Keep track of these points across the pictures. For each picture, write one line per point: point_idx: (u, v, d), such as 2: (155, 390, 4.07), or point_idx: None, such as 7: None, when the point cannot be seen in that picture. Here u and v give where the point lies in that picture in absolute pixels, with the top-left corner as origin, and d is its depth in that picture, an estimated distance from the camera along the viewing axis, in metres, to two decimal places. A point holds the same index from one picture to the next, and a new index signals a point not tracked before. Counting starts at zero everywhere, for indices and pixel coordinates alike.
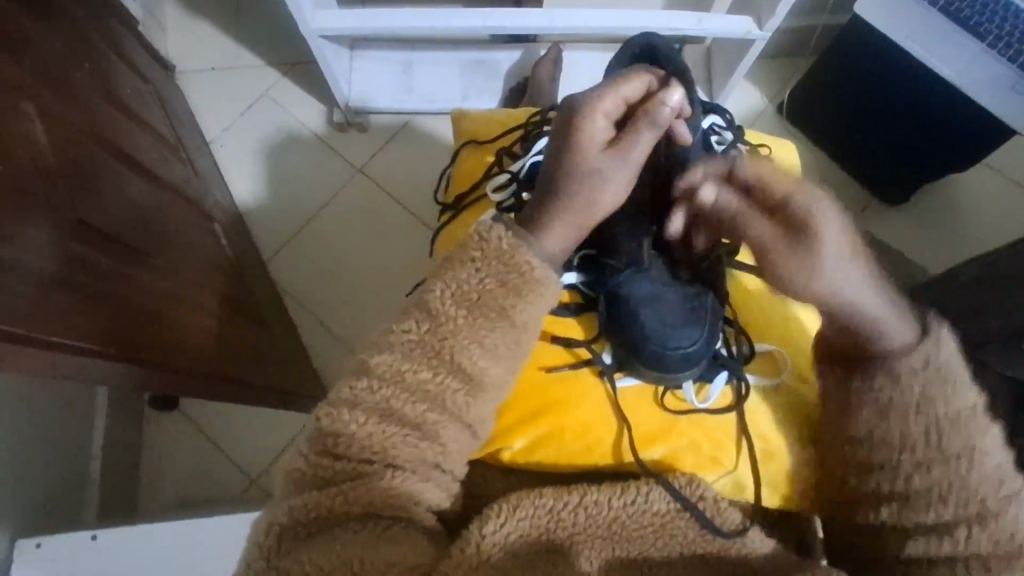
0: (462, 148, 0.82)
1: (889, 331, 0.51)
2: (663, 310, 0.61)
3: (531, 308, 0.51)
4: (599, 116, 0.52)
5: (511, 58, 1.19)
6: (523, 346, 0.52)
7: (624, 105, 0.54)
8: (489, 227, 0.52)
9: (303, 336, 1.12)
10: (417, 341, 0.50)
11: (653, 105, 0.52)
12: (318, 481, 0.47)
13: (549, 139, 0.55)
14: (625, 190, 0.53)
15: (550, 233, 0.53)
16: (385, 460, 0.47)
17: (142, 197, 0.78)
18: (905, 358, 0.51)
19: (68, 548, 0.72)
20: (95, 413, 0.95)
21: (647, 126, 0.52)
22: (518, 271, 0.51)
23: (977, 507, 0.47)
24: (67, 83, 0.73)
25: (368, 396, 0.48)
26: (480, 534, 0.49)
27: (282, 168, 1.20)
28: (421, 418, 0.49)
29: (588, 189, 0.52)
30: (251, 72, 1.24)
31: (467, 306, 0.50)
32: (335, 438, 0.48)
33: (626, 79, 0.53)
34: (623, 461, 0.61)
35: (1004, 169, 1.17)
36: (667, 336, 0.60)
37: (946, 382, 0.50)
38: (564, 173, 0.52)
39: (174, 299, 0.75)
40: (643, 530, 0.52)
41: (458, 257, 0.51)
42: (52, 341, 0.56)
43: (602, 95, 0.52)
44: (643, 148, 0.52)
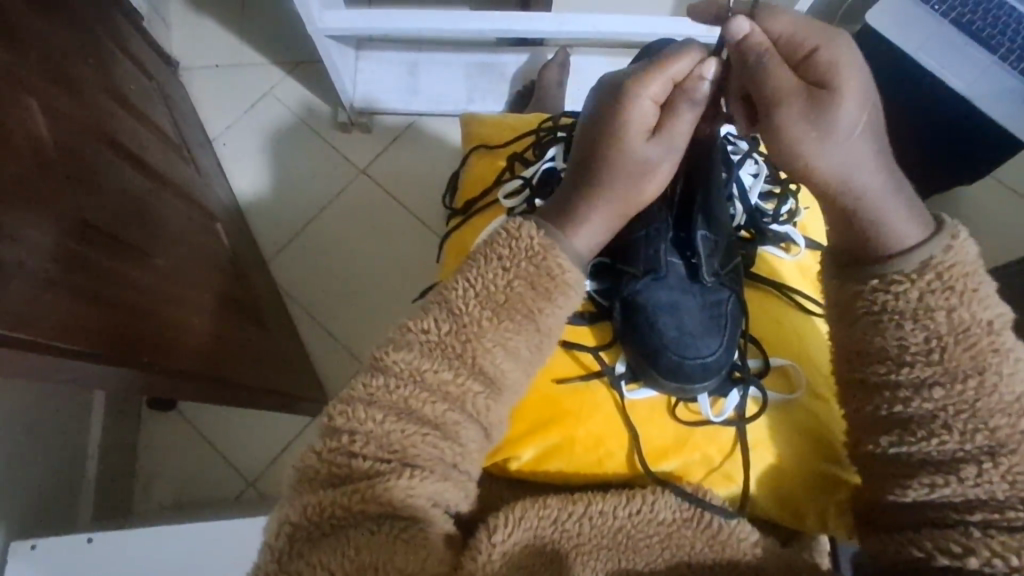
0: (472, 153, 0.81)
1: (904, 238, 0.48)
2: (683, 317, 0.62)
3: (561, 310, 0.51)
4: (646, 100, 0.49)
5: (517, 61, 1.18)
6: (544, 351, 0.52)
7: (670, 84, 0.50)
8: (519, 224, 0.51)
9: (303, 336, 1.10)
10: (438, 342, 0.48)
11: (692, 83, 0.48)
12: (333, 478, 0.46)
13: (586, 123, 0.53)
14: (667, 178, 0.52)
15: (587, 225, 0.52)
16: (403, 459, 0.46)
17: (146, 197, 0.77)
18: (915, 310, 0.46)
19: (64, 551, 0.71)
20: (93, 411, 0.94)
21: (688, 109, 0.49)
22: (549, 272, 0.50)
23: (991, 489, 0.43)
24: (70, 79, 0.73)
25: (384, 395, 0.47)
26: (489, 542, 0.48)
27: (286, 168, 1.19)
28: (441, 418, 0.47)
29: (633, 178, 0.51)
30: (255, 70, 1.23)
31: (493, 307, 0.49)
32: (351, 435, 0.46)
33: (674, 55, 0.49)
34: (632, 475, 0.60)
35: (1010, 183, 1.17)
36: (688, 346, 0.61)
37: (965, 342, 0.45)
38: (606, 158, 0.51)
39: (175, 300, 0.74)
40: (650, 540, 0.51)
41: (485, 252, 0.51)
42: (51, 344, 0.55)
43: (647, 78, 0.49)
44: (687, 131, 0.50)
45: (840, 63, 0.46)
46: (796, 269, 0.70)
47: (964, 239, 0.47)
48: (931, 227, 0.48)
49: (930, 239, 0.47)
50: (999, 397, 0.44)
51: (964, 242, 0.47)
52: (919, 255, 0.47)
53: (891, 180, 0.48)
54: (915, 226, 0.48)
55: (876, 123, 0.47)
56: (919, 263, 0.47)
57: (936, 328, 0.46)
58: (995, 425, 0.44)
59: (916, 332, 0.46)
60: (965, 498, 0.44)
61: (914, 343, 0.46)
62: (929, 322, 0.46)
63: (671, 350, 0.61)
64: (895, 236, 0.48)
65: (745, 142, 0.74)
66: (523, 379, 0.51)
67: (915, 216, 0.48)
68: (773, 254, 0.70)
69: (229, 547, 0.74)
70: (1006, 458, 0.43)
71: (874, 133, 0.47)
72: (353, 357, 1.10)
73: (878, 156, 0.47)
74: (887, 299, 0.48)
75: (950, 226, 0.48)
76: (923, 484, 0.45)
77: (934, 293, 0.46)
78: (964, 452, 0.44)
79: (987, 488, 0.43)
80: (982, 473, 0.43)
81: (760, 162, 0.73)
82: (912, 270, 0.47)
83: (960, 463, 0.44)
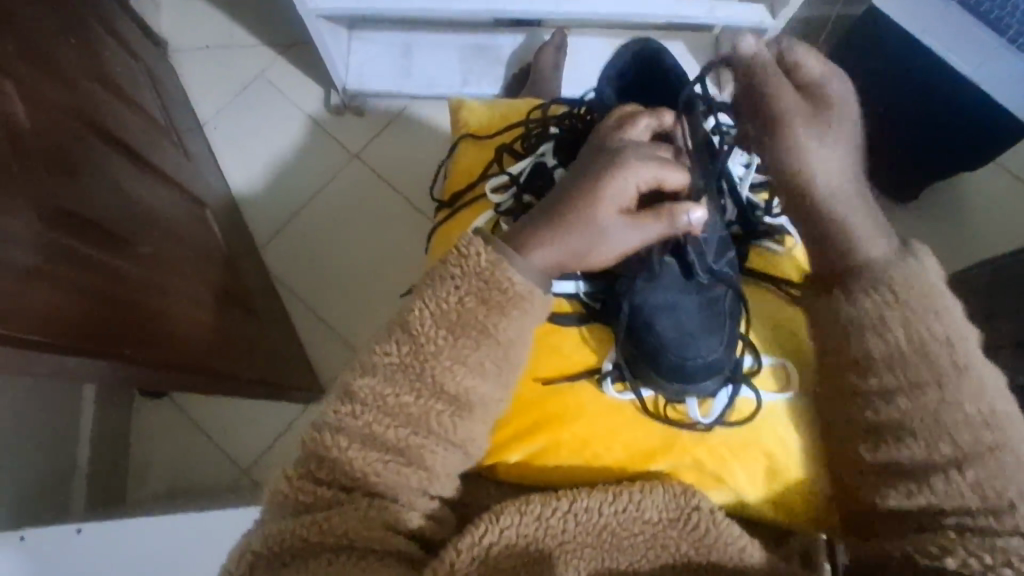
0: (461, 143, 0.79)
1: (878, 255, 0.53)
2: (681, 319, 0.58)
3: (517, 323, 0.52)
4: (631, 182, 0.49)
5: (513, 42, 1.15)
6: (511, 361, 0.52)
7: (659, 186, 0.50)
8: (469, 241, 0.51)
9: (296, 325, 1.10)
10: (399, 363, 0.50)
11: (676, 210, 0.50)
12: (299, 506, 0.48)
13: (578, 160, 0.53)
14: (608, 259, 0.51)
15: (537, 248, 0.51)
16: (364, 487, 0.48)
17: (130, 183, 0.76)
18: (875, 319, 0.52)
19: (52, 541, 0.71)
20: (83, 399, 0.94)
21: (661, 225, 0.50)
22: (499, 288, 0.51)
23: (963, 497, 0.48)
24: (52, 62, 0.71)
25: (351, 421, 0.49)
26: (456, 549, 0.48)
27: (277, 153, 1.17)
28: (405, 443, 0.49)
29: (582, 236, 0.50)
30: (246, 51, 1.20)
31: (447, 326, 0.50)
32: (318, 461, 0.49)
33: (675, 165, 0.50)
34: (621, 475, 0.59)
35: (1016, 168, 1.14)
36: (686, 349, 0.58)
37: (925, 349, 0.51)
38: (573, 204, 0.50)
39: (163, 292, 0.73)
40: (634, 539, 0.50)
41: (439, 273, 0.51)
42: (31, 339, 0.54)
43: (647, 163, 0.49)
44: (647, 237, 0.51)
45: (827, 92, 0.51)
46: (799, 258, 0.68)
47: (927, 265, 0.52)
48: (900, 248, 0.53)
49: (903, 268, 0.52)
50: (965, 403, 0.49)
51: (924, 264, 0.53)
52: (883, 274, 0.52)
53: (867, 197, 0.54)
54: (885, 247, 0.53)
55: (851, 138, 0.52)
56: (890, 294, 0.52)
57: (899, 335, 0.51)
58: (959, 432, 0.49)
59: (881, 337, 0.52)
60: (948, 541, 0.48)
61: (880, 351, 0.52)
62: (891, 332, 0.52)
63: (670, 352, 0.59)
64: (870, 252, 0.53)
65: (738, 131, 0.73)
66: (496, 394, 0.52)
67: (888, 236, 0.54)
68: (767, 249, 0.68)
69: (204, 538, 0.74)
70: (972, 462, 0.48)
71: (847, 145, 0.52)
72: (346, 345, 1.09)
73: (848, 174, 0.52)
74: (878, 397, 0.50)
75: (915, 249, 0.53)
76: (901, 492, 0.50)
77: (893, 312, 0.52)
78: (935, 462, 0.49)
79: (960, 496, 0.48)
80: (951, 481, 0.48)
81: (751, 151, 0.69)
82: (876, 287, 0.52)
83: (932, 472, 0.49)
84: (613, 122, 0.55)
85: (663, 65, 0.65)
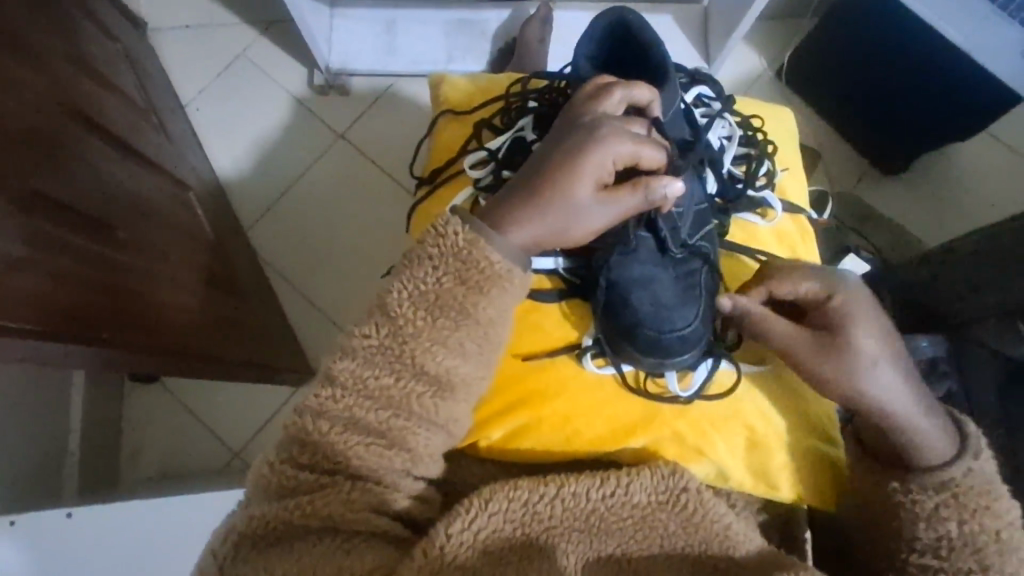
0: (440, 119, 0.78)
1: (934, 456, 0.53)
2: (657, 291, 0.61)
3: (498, 301, 0.51)
4: (610, 158, 0.50)
5: (499, 16, 1.13)
6: (492, 340, 0.52)
7: (636, 162, 0.51)
8: (447, 220, 0.50)
9: (284, 308, 1.09)
10: (378, 346, 0.50)
11: (653, 183, 0.51)
12: (282, 489, 0.48)
13: (551, 137, 0.54)
14: (585, 234, 0.52)
15: (512, 225, 0.51)
16: (348, 470, 0.48)
17: (110, 166, 0.74)
18: (930, 510, 0.52)
19: (42, 525, 0.71)
20: (72, 386, 0.94)
21: (638, 198, 0.52)
22: (477, 267, 0.50)
23: None
24: (24, 43, 0.69)
25: (333, 405, 0.49)
26: (446, 533, 0.47)
27: (261, 134, 1.15)
28: (387, 425, 0.49)
29: (559, 210, 0.51)
30: (226, 30, 1.18)
31: (426, 307, 0.50)
32: (301, 446, 0.49)
33: (653, 145, 0.51)
34: (602, 450, 0.59)
35: (1006, 138, 1.13)
36: (664, 320, 0.60)
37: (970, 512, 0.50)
38: (550, 179, 0.50)
39: (147, 276, 0.73)
40: (623, 522, 0.51)
41: (416, 254, 0.51)
42: (10, 325, 0.53)
43: (624, 138, 0.50)
44: (625, 210, 0.52)
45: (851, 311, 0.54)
46: (777, 236, 0.69)
47: (984, 457, 0.53)
48: (957, 444, 0.53)
49: (951, 460, 0.52)
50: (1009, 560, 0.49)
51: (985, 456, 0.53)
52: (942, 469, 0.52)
53: (927, 402, 0.54)
54: (946, 445, 0.53)
55: (893, 349, 0.54)
56: (937, 482, 0.52)
57: (944, 507, 0.51)
58: None
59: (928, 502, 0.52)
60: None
61: (926, 518, 0.52)
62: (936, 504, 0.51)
63: (649, 325, 0.60)
64: (924, 452, 0.53)
65: (719, 103, 0.73)
66: (477, 375, 0.52)
67: (946, 437, 0.53)
68: (748, 220, 0.69)
69: (199, 521, 0.75)
70: None
71: (893, 360, 0.54)
72: (335, 327, 1.09)
73: (900, 380, 0.53)
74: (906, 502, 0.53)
75: (975, 443, 0.53)
76: None
77: (948, 505, 0.51)
78: None
79: None
80: None
81: (731, 123, 0.71)
82: (932, 487, 0.52)
83: None
84: (586, 94, 0.55)
85: (638, 36, 0.63)
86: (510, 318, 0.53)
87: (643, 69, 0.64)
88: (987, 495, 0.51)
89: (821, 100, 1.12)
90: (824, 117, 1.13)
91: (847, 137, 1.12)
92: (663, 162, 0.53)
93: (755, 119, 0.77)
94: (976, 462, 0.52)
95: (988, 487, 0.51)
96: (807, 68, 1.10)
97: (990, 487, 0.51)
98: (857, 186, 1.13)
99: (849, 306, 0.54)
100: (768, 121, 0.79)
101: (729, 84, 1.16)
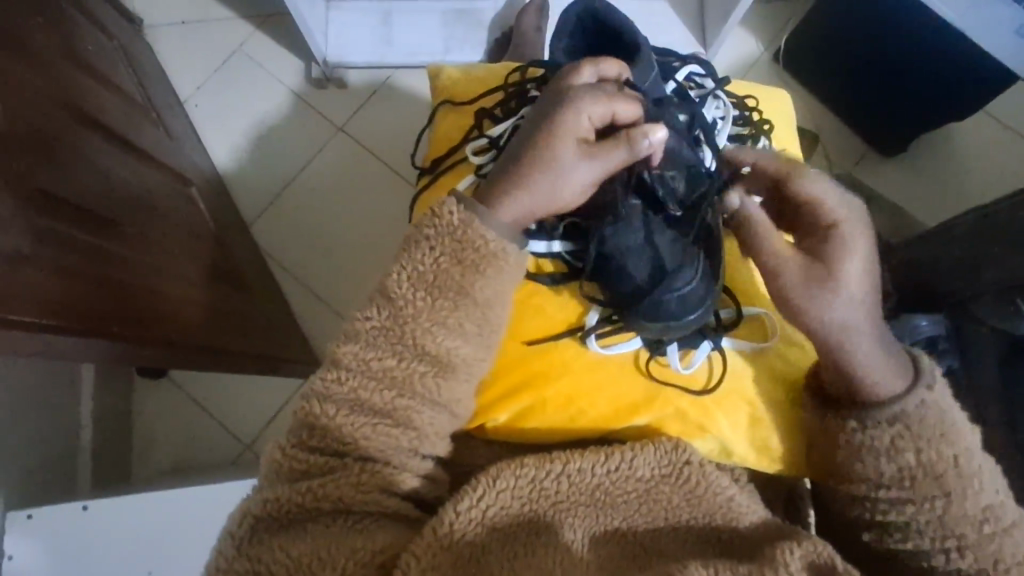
0: (439, 109, 0.79)
1: (882, 390, 0.54)
2: (653, 255, 0.59)
3: (494, 282, 0.53)
4: (583, 116, 0.52)
5: (494, 6, 1.14)
6: (490, 320, 0.54)
7: (612, 118, 0.53)
8: (443, 202, 0.52)
9: (288, 300, 1.10)
10: (380, 327, 0.51)
11: (632, 132, 0.51)
12: (293, 472, 0.49)
13: (532, 114, 0.56)
14: (575, 193, 0.53)
15: (500, 194, 0.53)
16: (356, 453, 0.49)
17: (113, 164, 0.75)
18: (888, 447, 0.53)
19: (58, 519, 0.73)
20: (81, 383, 0.95)
21: (621, 150, 0.52)
22: (473, 246, 0.52)
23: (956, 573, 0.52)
24: (25, 43, 0.70)
25: (339, 388, 0.50)
26: (455, 511, 0.48)
27: (260, 129, 1.15)
28: (392, 406, 0.50)
29: (541, 172, 0.52)
30: (223, 26, 1.18)
31: (425, 287, 0.52)
32: (309, 430, 0.50)
33: (626, 99, 0.53)
34: (607, 429, 0.60)
35: (1002, 116, 1.13)
36: (661, 282, 0.58)
37: (933, 472, 0.52)
38: (529, 145, 0.53)
39: (152, 271, 0.74)
40: (627, 495, 0.52)
41: (415, 238, 0.52)
42: (22, 320, 0.54)
43: (594, 96, 0.52)
44: (611, 163, 0.52)
45: (848, 235, 0.55)
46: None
47: (938, 389, 0.53)
48: (909, 375, 0.54)
49: (905, 393, 0.53)
50: (968, 507, 0.51)
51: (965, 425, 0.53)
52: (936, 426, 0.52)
53: (883, 333, 0.55)
54: (893, 378, 0.54)
55: (874, 278, 0.56)
56: (911, 441, 0.52)
57: (908, 463, 0.52)
58: (962, 532, 0.51)
59: (891, 463, 0.53)
60: (917, 521, 0.52)
61: (891, 472, 0.53)
62: (900, 459, 0.52)
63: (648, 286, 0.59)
64: (869, 388, 0.54)
65: (712, 83, 0.75)
66: (478, 356, 0.54)
67: (897, 370, 0.54)
68: None
69: (206, 510, 0.76)
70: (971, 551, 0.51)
71: (869, 283, 0.55)
72: (338, 318, 1.10)
73: (869, 303, 0.55)
74: (863, 438, 0.54)
75: (927, 375, 0.54)
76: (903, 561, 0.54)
77: (903, 438, 0.52)
78: (937, 547, 0.52)
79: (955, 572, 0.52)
80: (950, 564, 0.52)
81: (725, 103, 0.72)
82: (885, 419, 0.53)
83: (930, 555, 0.52)
84: (561, 73, 0.58)
85: (609, 20, 0.66)
86: (508, 298, 0.54)
87: (619, 51, 0.67)
88: (944, 423, 0.52)
89: (817, 83, 1.12)
90: (820, 100, 1.14)
91: (843, 119, 1.13)
92: (639, 118, 0.54)
93: (749, 100, 0.78)
94: (930, 395, 0.53)
95: (943, 419, 0.53)
96: (803, 50, 1.10)
97: (944, 418, 0.52)
98: (855, 167, 1.13)
99: (848, 228, 0.56)
100: (762, 102, 0.79)
101: (726, 68, 1.16)
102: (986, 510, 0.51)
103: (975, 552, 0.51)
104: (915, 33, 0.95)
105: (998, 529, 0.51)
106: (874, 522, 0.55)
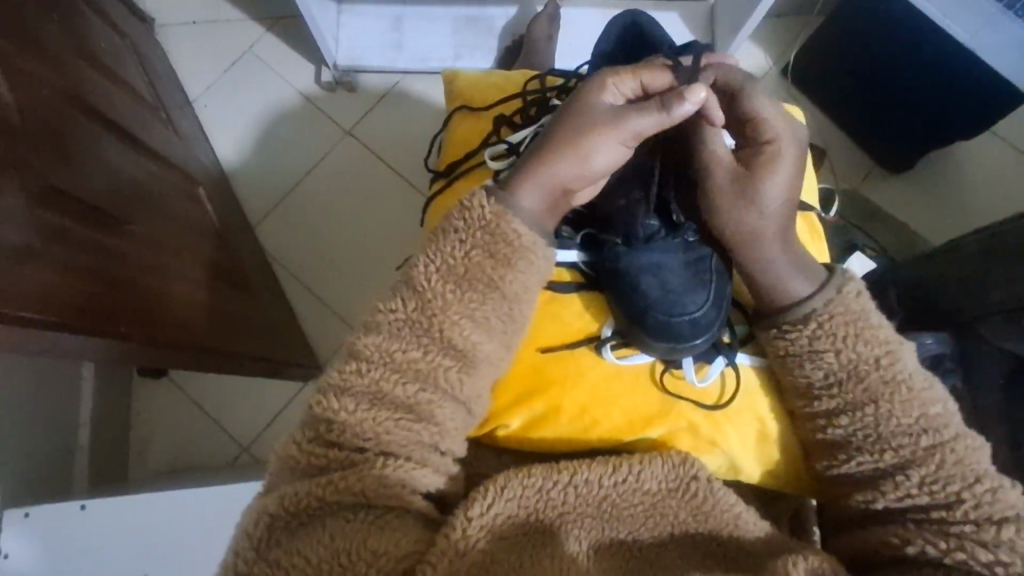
0: (455, 115, 0.79)
1: (796, 289, 0.58)
2: (665, 277, 0.62)
3: (522, 278, 0.55)
4: (613, 89, 0.57)
5: (506, 14, 1.13)
6: (516, 318, 0.55)
7: (643, 90, 0.57)
8: (473, 195, 0.55)
9: (293, 304, 1.09)
10: (405, 320, 0.52)
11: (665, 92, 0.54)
12: (311, 468, 0.48)
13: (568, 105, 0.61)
14: (608, 155, 0.56)
15: (529, 168, 0.57)
16: (379, 447, 0.48)
17: (122, 162, 0.75)
18: (808, 350, 0.57)
19: (55, 519, 0.72)
20: (83, 380, 0.95)
21: (653, 110, 0.54)
22: (505, 240, 0.54)
23: (915, 498, 0.50)
24: (38, 40, 0.69)
25: (357, 380, 0.50)
26: (466, 517, 0.48)
27: (269, 130, 1.15)
28: (414, 399, 0.50)
29: (572, 141, 0.56)
30: (235, 26, 1.19)
31: (454, 280, 0.53)
32: (327, 424, 0.49)
33: (659, 69, 0.56)
34: (619, 441, 0.60)
35: (1009, 136, 1.13)
36: (673, 304, 0.61)
37: (857, 377, 0.54)
38: (561, 121, 0.57)
39: (156, 270, 0.73)
40: (634, 509, 0.52)
41: (444, 231, 0.54)
42: (31, 319, 0.54)
43: (624, 71, 0.57)
44: (644, 123, 0.55)
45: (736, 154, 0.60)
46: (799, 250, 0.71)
47: (848, 290, 0.57)
48: (820, 281, 0.59)
49: (815, 293, 0.58)
50: (900, 421, 0.52)
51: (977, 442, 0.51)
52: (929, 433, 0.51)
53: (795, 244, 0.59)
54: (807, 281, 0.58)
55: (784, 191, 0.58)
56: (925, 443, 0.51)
57: (831, 367, 0.55)
58: (899, 445, 0.51)
59: (818, 369, 0.56)
60: (856, 436, 0.53)
61: (818, 379, 0.56)
62: (822, 361, 0.56)
63: (658, 309, 0.61)
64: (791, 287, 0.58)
65: None
66: (499, 350, 0.55)
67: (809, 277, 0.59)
68: None
69: (204, 512, 0.75)
70: (916, 471, 0.50)
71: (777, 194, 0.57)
72: (343, 322, 1.09)
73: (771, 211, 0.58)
74: (784, 342, 0.58)
75: (838, 279, 0.58)
76: (863, 497, 0.52)
77: (821, 337, 0.56)
78: (883, 469, 0.52)
79: (911, 498, 0.50)
80: (900, 487, 0.50)
81: None
82: (799, 320, 0.57)
83: (882, 480, 0.52)
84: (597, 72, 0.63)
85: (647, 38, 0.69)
86: (535, 296, 0.56)
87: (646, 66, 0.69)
88: (856, 320, 0.56)
89: (826, 99, 1.13)
90: (828, 115, 1.14)
91: (851, 135, 1.13)
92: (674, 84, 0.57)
93: None
94: (838, 294, 0.57)
95: (857, 314, 0.56)
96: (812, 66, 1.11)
97: (855, 313, 0.56)
98: (862, 182, 1.13)
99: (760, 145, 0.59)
100: None
101: None
102: (921, 421, 0.51)
103: (919, 470, 0.50)
104: (926, 52, 0.95)
105: (938, 442, 0.51)
106: (823, 445, 0.56)
